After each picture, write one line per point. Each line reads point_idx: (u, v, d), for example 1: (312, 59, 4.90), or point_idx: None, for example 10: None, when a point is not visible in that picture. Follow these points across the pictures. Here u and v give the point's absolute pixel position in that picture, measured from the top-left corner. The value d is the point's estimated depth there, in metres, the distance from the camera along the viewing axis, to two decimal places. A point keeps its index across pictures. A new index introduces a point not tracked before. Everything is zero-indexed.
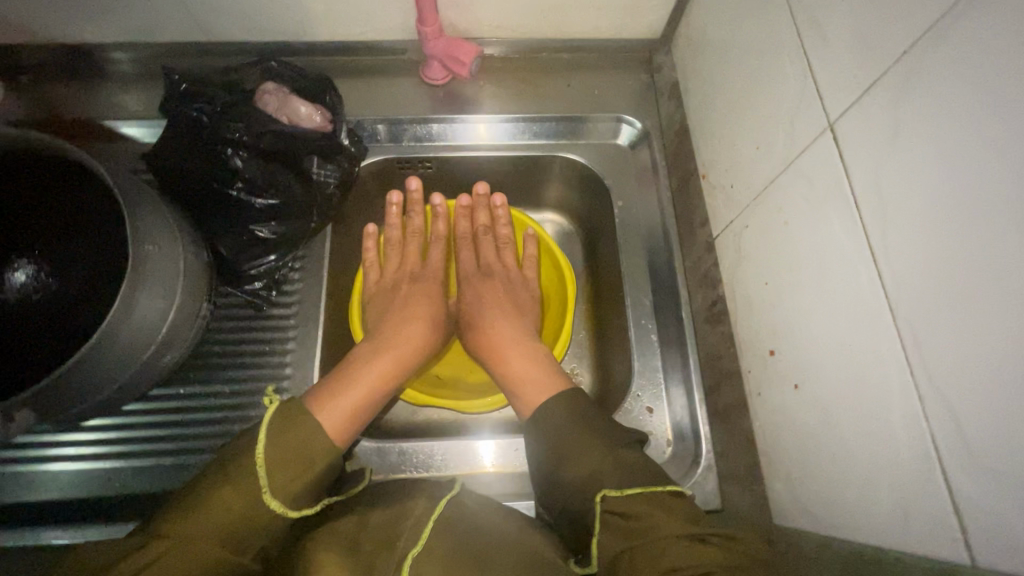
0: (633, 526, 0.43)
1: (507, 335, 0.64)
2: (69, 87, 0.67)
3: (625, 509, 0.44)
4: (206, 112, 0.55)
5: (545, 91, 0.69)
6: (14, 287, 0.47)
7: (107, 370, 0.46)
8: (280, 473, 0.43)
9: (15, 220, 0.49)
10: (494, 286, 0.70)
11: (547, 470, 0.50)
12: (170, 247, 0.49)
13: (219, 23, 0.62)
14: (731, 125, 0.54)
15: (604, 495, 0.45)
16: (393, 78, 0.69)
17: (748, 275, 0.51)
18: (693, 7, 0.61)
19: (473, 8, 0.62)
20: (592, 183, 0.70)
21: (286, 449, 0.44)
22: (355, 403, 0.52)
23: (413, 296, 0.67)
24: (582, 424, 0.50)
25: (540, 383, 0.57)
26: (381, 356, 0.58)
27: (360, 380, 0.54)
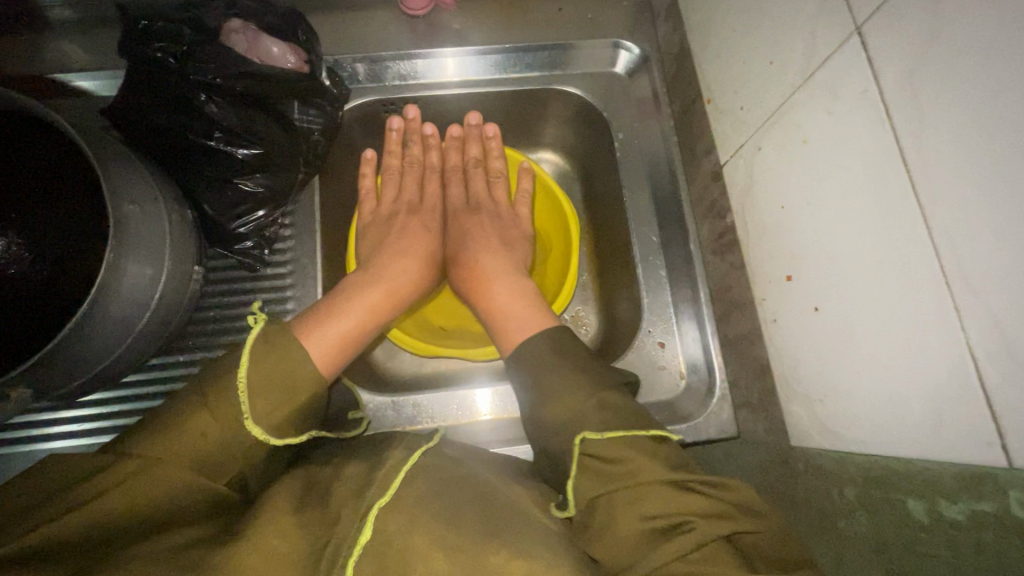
0: (612, 471, 0.42)
1: (493, 267, 0.62)
2: (9, 39, 0.60)
3: (606, 453, 0.42)
4: (171, 51, 0.50)
5: (532, 18, 0.64)
6: None
7: (102, 342, 0.43)
8: (264, 399, 0.42)
9: None
10: (482, 220, 0.68)
11: (529, 413, 0.48)
12: (151, 205, 0.45)
13: None
14: (740, 41, 0.51)
15: (583, 437, 0.43)
16: (368, 10, 0.63)
17: (760, 200, 0.49)
18: None
19: None
20: (588, 116, 0.67)
21: (274, 379, 0.43)
22: (343, 339, 0.50)
23: (406, 228, 0.66)
24: (579, 360, 0.49)
25: (528, 315, 0.56)
26: (372, 286, 0.56)
27: (349, 314, 0.52)
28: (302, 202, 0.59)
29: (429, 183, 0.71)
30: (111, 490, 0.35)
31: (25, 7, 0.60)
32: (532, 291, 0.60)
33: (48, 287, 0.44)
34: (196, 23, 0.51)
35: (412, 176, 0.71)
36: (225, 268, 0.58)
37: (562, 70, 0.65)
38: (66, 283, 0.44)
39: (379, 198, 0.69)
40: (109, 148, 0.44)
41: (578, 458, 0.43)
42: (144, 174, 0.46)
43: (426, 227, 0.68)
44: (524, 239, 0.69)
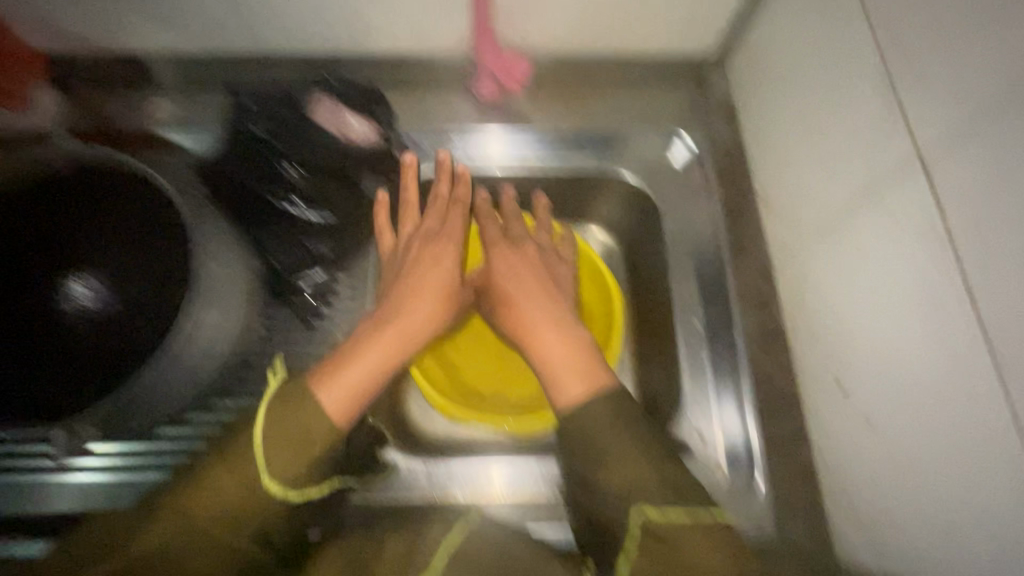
0: (671, 553, 0.40)
1: (531, 313, 0.56)
2: (121, 94, 0.68)
3: (668, 532, 0.41)
4: (266, 126, 0.55)
5: (591, 105, 0.68)
6: (73, 301, 0.43)
7: (167, 390, 0.46)
8: (281, 457, 0.41)
9: (68, 229, 0.46)
10: (518, 258, 0.61)
11: (581, 468, 0.45)
12: (229, 264, 0.49)
13: (271, 28, 0.63)
14: (799, 146, 0.53)
15: (645, 511, 0.42)
16: (441, 89, 0.68)
17: (818, 304, 0.50)
18: (754, 24, 0.60)
19: (529, 18, 0.61)
20: (640, 200, 0.68)
21: (288, 435, 0.42)
22: (356, 383, 0.46)
23: (420, 266, 0.56)
24: (638, 430, 0.45)
25: (573, 372, 0.50)
26: (387, 329, 0.50)
27: (360, 360, 0.47)
28: (362, 260, 0.63)
29: (448, 215, 0.61)
30: (151, 545, 0.38)
31: (141, 68, 0.67)
32: (576, 344, 0.53)
33: (127, 339, 0.44)
34: (292, 101, 0.57)
35: (435, 204, 0.61)
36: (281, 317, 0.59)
37: (613, 153, 0.68)
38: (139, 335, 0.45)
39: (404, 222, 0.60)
40: (202, 211, 0.49)
41: (638, 531, 0.42)
42: (226, 235, 0.50)
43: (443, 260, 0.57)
44: (568, 278, 0.63)
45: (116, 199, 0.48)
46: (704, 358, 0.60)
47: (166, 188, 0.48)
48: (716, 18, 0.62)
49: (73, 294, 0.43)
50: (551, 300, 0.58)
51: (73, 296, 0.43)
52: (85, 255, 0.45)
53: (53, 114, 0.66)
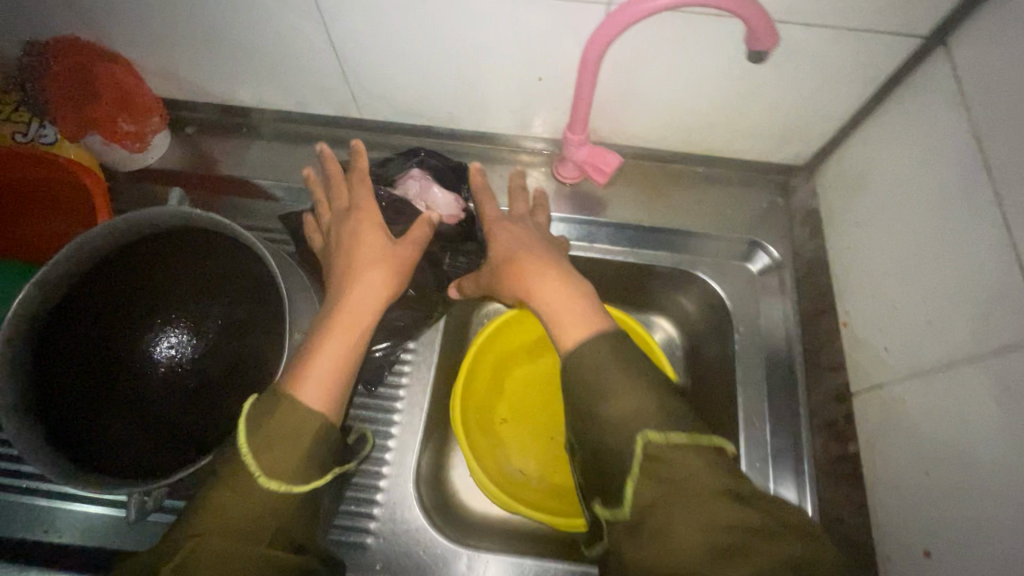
0: (672, 475, 0.39)
1: (529, 276, 0.55)
2: (226, 141, 0.72)
3: (667, 457, 0.40)
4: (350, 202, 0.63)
5: (671, 201, 0.68)
6: (163, 353, 0.47)
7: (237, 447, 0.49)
8: (272, 454, 0.42)
9: (161, 282, 0.49)
10: (511, 233, 0.59)
11: (584, 405, 0.45)
12: (309, 322, 0.52)
13: (376, 102, 0.66)
14: (892, 282, 0.51)
15: (648, 439, 0.41)
16: (525, 171, 0.71)
17: (901, 453, 0.47)
18: (849, 148, 0.59)
19: (622, 118, 0.62)
20: (712, 299, 0.67)
21: (271, 436, 0.42)
22: (323, 373, 0.47)
23: (354, 252, 0.53)
24: (636, 372, 0.45)
25: (574, 323, 0.50)
26: (339, 316, 0.50)
27: (320, 350, 0.48)
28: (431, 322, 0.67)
29: (358, 208, 0.55)
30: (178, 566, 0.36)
31: (247, 121, 0.72)
32: (572, 295, 0.52)
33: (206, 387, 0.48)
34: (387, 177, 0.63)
35: (360, 189, 0.56)
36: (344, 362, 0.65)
37: (689, 255, 0.68)
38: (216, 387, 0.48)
39: (335, 210, 0.57)
40: (289, 272, 0.51)
41: (640, 459, 0.40)
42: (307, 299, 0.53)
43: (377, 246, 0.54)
44: (564, 251, 0.61)
45: (205, 257, 0.49)
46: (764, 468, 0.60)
47: (266, 257, 0.46)
48: (808, 136, 0.61)
49: (161, 346, 0.47)
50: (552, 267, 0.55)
51: (160, 347, 0.47)
52: (177, 307, 0.48)
53: (168, 158, 0.71)
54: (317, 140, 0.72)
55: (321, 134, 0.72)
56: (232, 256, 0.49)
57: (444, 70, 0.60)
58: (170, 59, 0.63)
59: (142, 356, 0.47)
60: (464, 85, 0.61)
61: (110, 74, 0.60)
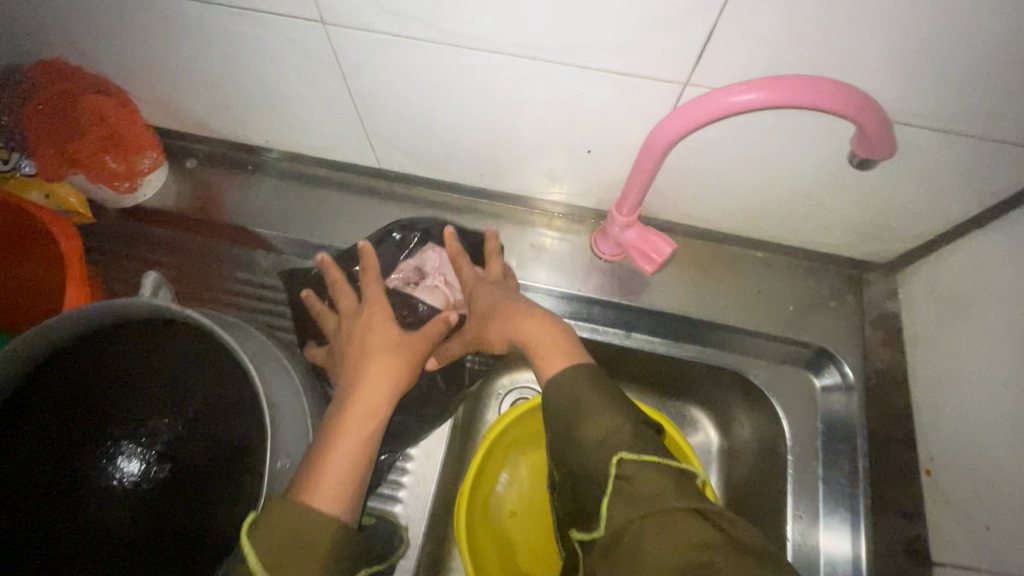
0: (643, 494, 0.37)
1: (506, 317, 0.51)
2: (229, 179, 0.64)
3: (638, 475, 0.38)
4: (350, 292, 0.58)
5: (727, 290, 0.59)
6: (122, 477, 0.40)
7: None
8: (280, 546, 0.34)
9: (124, 389, 0.42)
10: (495, 290, 0.54)
11: (562, 431, 0.43)
12: (298, 433, 0.42)
13: (397, 154, 0.58)
14: (1005, 445, 0.42)
15: (621, 458, 0.39)
16: (557, 238, 0.62)
17: None
18: (949, 260, 0.50)
19: (680, 199, 0.54)
20: (764, 408, 0.58)
21: (271, 521, 0.35)
22: (343, 471, 0.39)
23: (367, 342, 0.47)
24: (612, 394, 0.43)
25: (555, 353, 0.47)
26: (351, 408, 0.43)
27: (338, 447, 0.40)
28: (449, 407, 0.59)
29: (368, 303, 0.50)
30: None
31: (254, 157, 0.64)
32: (546, 324, 0.49)
33: (173, 516, 0.40)
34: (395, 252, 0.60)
35: (370, 286, 0.51)
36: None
37: (740, 354, 0.60)
38: (184, 515, 0.40)
39: (343, 309, 0.51)
40: (273, 372, 0.42)
41: (613, 480, 0.39)
42: (297, 402, 0.43)
43: (388, 333, 0.48)
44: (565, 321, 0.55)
45: (173, 356, 0.43)
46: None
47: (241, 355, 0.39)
48: (899, 235, 0.52)
49: (120, 468, 0.40)
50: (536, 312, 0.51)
51: (122, 469, 0.40)
52: (140, 420, 0.41)
53: (163, 193, 0.63)
54: (329, 185, 0.64)
55: (334, 178, 0.64)
56: (205, 355, 0.43)
57: (479, 128, 0.51)
58: (170, 89, 0.55)
59: (99, 478, 0.40)
60: (500, 147, 0.53)
61: (95, 108, 0.54)
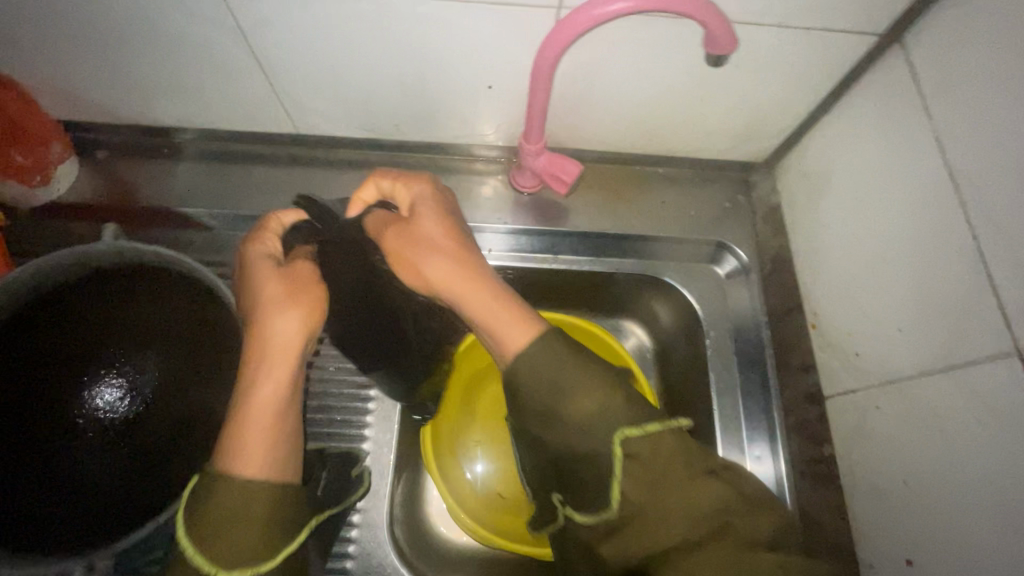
0: (651, 470, 0.41)
1: (439, 275, 0.47)
2: (145, 166, 0.65)
3: (642, 453, 0.41)
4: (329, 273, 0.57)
5: (634, 204, 0.65)
6: (98, 404, 0.44)
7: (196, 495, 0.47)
8: (226, 539, 0.39)
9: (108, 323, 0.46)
10: (429, 225, 0.48)
11: (544, 407, 0.44)
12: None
13: (310, 116, 0.60)
14: (861, 286, 0.51)
15: (626, 437, 0.41)
16: (479, 180, 0.66)
17: (876, 457, 0.48)
18: (812, 145, 0.58)
19: (578, 123, 0.59)
20: (680, 304, 0.66)
21: (218, 522, 0.39)
22: (263, 444, 0.42)
23: (264, 312, 0.45)
24: (585, 364, 0.44)
25: (505, 324, 0.46)
26: (259, 386, 0.43)
27: (253, 426, 0.42)
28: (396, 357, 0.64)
29: (264, 269, 0.47)
30: None
31: (168, 141, 0.65)
32: (489, 292, 0.47)
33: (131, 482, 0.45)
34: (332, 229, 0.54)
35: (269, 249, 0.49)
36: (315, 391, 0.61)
37: (655, 260, 0.66)
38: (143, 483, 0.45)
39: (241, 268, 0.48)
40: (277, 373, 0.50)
41: (619, 461, 0.41)
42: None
43: (285, 303, 0.45)
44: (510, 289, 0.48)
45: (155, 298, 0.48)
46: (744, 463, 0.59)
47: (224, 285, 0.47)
48: (768, 132, 0.60)
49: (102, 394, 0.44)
50: (466, 264, 0.48)
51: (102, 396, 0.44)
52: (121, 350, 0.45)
53: (79, 188, 0.63)
54: (250, 160, 0.66)
55: (252, 151, 0.66)
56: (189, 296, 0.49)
57: (385, 78, 0.54)
58: (66, 76, 0.55)
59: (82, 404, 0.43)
60: (408, 94, 0.56)
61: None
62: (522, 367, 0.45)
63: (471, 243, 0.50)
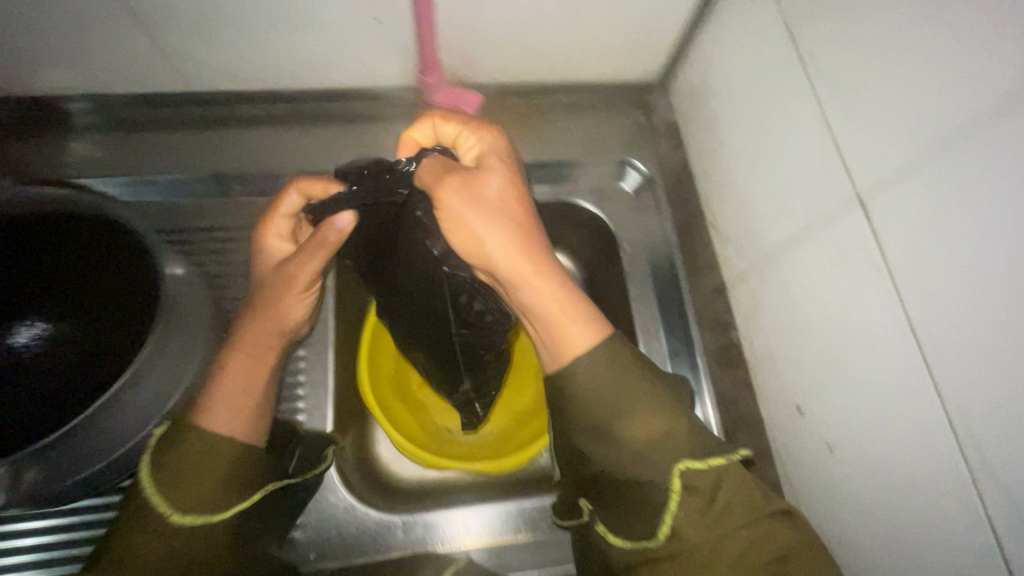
0: (706, 504, 0.40)
1: (498, 250, 0.45)
2: (32, 143, 0.62)
3: (700, 486, 0.40)
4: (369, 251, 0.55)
5: (539, 132, 0.69)
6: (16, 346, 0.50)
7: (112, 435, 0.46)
8: (181, 481, 0.40)
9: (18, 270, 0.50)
10: (497, 194, 0.46)
11: (598, 425, 0.43)
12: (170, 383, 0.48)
13: (200, 70, 0.59)
14: (743, 175, 0.55)
15: (684, 469, 0.41)
16: (389, 124, 0.67)
17: (768, 327, 0.52)
18: (693, 55, 0.62)
19: (472, 54, 0.60)
20: (595, 225, 0.70)
21: (182, 470, 0.41)
22: (236, 401, 0.45)
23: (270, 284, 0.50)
24: (635, 375, 0.44)
25: (572, 324, 0.45)
26: (244, 353, 0.48)
27: (231, 384, 0.46)
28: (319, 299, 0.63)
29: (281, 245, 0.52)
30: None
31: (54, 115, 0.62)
32: (560, 285, 0.46)
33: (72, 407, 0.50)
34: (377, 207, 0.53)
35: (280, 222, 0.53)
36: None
37: (568, 184, 0.69)
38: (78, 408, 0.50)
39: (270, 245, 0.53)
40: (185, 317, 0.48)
41: (676, 493, 0.40)
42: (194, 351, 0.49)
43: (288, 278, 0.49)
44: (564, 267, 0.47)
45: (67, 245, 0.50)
46: (663, 361, 0.63)
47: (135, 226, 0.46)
48: (654, 48, 0.63)
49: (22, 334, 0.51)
50: (532, 246, 0.46)
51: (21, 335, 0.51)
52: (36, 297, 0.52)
53: None
54: (147, 126, 0.64)
55: (155, 116, 0.64)
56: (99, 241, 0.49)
57: (273, 21, 0.54)
58: None
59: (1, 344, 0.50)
60: (296, 37, 0.56)
61: None
62: (580, 373, 0.43)
63: (536, 219, 0.48)
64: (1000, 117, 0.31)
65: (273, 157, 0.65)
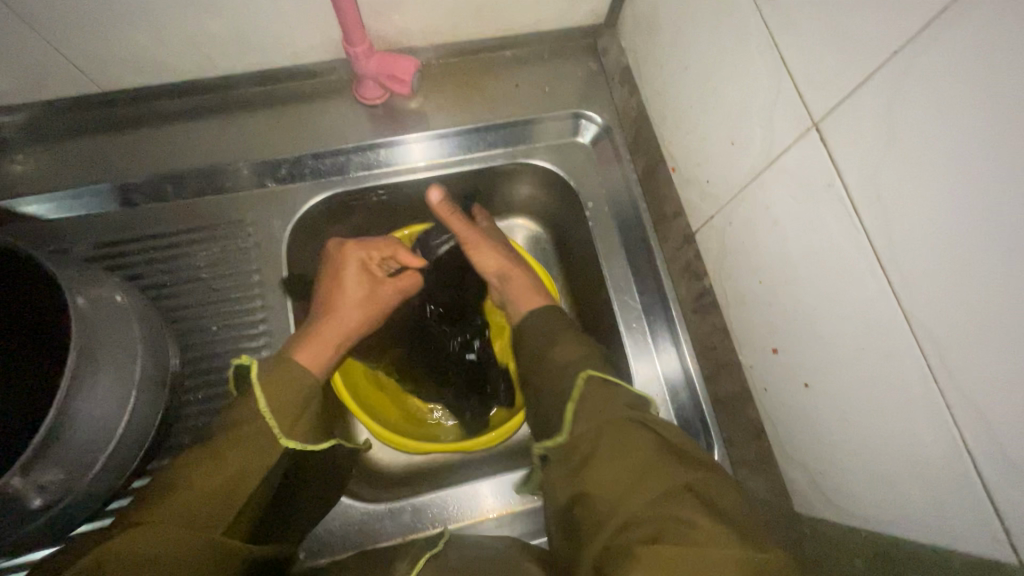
0: (593, 404, 0.48)
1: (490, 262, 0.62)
2: None
3: (594, 392, 0.49)
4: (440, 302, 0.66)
5: (485, 91, 0.65)
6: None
7: (72, 468, 0.42)
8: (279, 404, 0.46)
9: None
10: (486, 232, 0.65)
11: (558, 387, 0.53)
12: (115, 407, 0.44)
13: (110, 68, 0.55)
14: (697, 114, 0.52)
15: (588, 374, 0.51)
16: (326, 102, 0.63)
17: (737, 269, 0.50)
18: None
19: (399, 16, 0.56)
20: (557, 184, 0.67)
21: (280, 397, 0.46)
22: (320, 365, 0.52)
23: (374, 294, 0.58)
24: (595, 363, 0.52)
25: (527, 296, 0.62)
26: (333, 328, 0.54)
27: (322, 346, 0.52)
28: (270, 292, 0.59)
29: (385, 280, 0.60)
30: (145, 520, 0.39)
31: None
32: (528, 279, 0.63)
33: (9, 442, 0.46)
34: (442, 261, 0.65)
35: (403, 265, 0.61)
36: (200, 351, 0.57)
37: (526, 144, 0.66)
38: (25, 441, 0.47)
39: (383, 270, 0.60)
40: (110, 335, 0.44)
41: (578, 391, 0.50)
42: (129, 368, 0.45)
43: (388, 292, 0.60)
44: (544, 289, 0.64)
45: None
46: (638, 315, 0.62)
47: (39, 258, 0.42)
48: None
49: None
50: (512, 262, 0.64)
51: None
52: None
53: None
54: (67, 134, 0.60)
55: (84, 122, 0.60)
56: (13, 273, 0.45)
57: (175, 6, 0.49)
58: None
59: None
60: (204, 22, 0.52)
61: None
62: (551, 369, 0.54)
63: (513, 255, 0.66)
64: (954, 19, 0.29)
65: (209, 152, 0.61)
